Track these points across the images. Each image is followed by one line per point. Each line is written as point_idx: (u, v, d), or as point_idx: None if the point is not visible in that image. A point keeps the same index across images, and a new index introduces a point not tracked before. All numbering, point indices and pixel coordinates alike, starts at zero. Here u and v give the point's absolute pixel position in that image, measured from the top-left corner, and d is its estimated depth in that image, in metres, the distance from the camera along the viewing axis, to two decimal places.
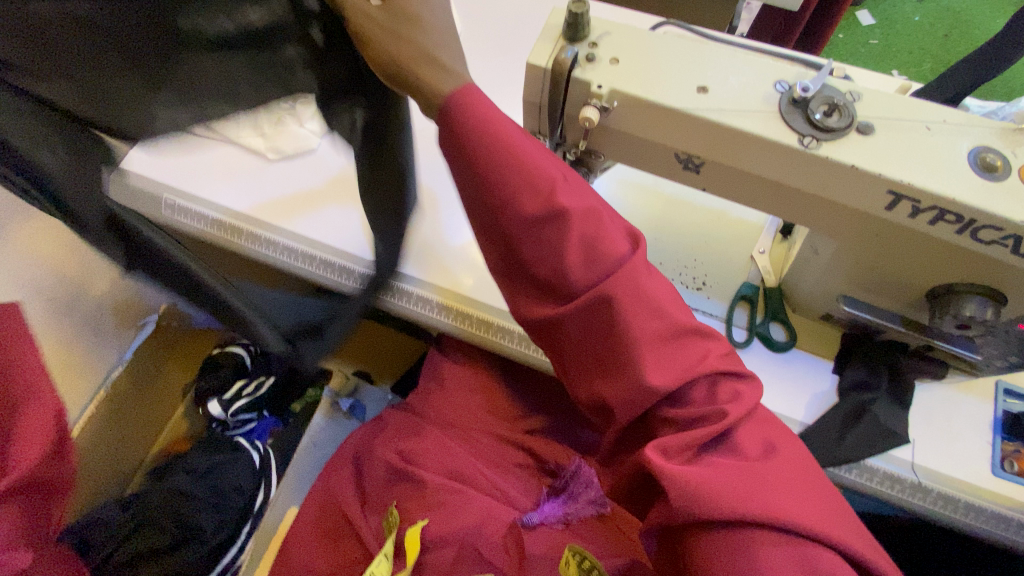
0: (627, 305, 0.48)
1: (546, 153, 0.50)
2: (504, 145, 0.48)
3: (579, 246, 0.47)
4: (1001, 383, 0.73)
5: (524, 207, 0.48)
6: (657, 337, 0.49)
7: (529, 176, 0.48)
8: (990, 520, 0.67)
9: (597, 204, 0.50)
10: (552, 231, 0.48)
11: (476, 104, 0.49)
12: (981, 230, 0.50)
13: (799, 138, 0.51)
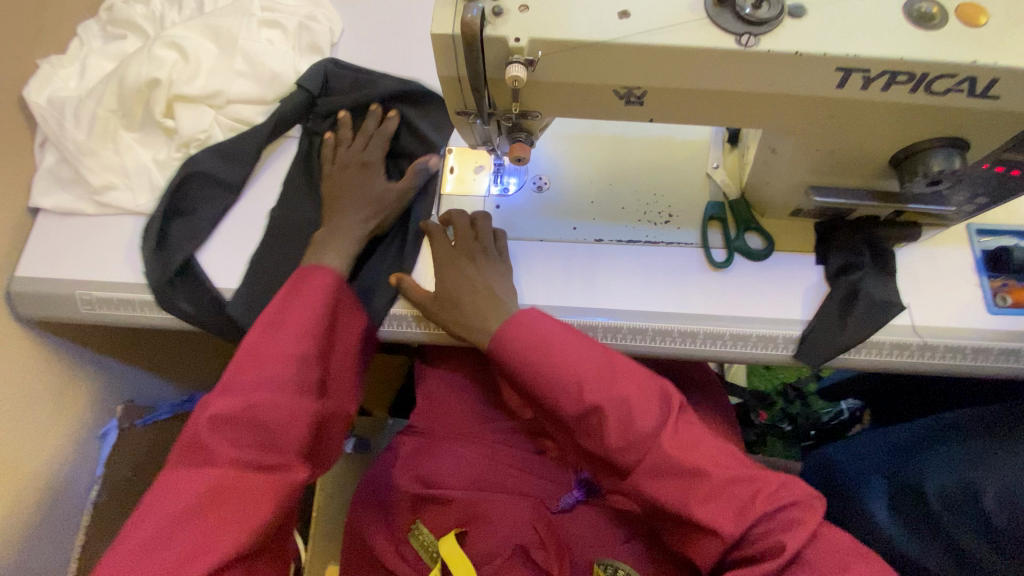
0: (669, 480, 0.58)
1: (580, 346, 0.63)
2: (545, 355, 0.62)
3: (620, 430, 0.59)
4: (973, 226, 0.75)
5: (568, 408, 0.61)
6: (706, 498, 0.57)
7: (564, 379, 0.61)
8: (997, 357, 0.70)
9: (624, 387, 0.61)
10: (594, 422, 0.61)
11: (519, 323, 0.64)
12: (935, 81, 0.49)
13: (736, 38, 0.48)
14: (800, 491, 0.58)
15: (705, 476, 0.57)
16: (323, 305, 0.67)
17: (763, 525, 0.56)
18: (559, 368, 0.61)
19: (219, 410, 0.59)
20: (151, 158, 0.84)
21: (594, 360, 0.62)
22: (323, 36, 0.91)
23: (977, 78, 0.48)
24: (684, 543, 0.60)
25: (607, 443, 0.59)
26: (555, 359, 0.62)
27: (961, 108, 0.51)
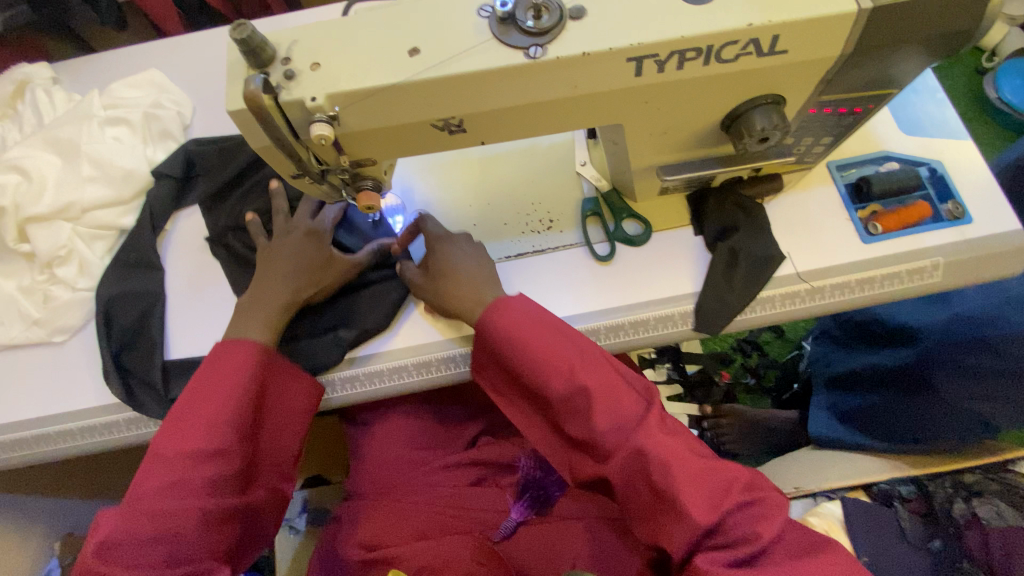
0: (653, 461, 0.57)
1: (567, 335, 0.62)
2: (522, 339, 0.61)
3: (608, 414, 0.58)
4: (832, 164, 0.77)
5: (555, 385, 0.60)
6: (688, 478, 0.56)
7: (553, 362, 0.60)
8: (881, 284, 0.73)
9: (612, 374, 0.61)
10: (581, 404, 0.59)
11: (506, 308, 0.63)
12: (723, 50, 0.50)
13: (524, 51, 0.48)
14: (762, 490, 0.58)
15: (687, 462, 0.57)
16: (230, 391, 0.62)
17: (731, 519, 0.56)
18: (546, 347, 0.61)
19: (111, 532, 0.56)
20: (16, 287, 0.80)
21: (580, 348, 0.62)
22: (173, 120, 0.89)
23: (760, 38, 0.49)
24: (651, 530, 0.59)
25: (591, 423, 0.58)
26: (539, 343, 0.61)
27: (762, 68, 0.53)
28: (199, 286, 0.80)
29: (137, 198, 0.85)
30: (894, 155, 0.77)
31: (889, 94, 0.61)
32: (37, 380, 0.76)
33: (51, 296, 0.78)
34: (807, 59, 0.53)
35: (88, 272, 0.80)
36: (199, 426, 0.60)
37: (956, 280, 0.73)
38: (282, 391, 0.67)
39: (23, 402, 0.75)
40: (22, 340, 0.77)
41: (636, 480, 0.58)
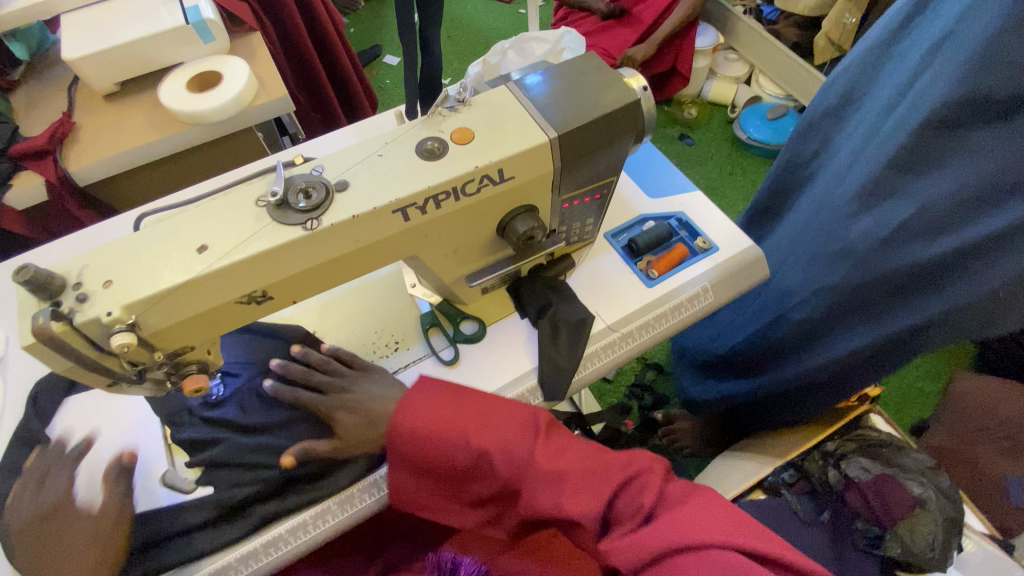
0: (551, 484, 0.62)
1: (487, 416, 0.67)
2: (439, 426, 0.66)
3: (551, 459, 0.64)
4: (608, 234, 0.95)
5: (458, 458, 0.66)
6: (575, 490, 0.61)
7: (443, 434, 0.66)
8: (673, 313, 0.88)
9: (540, 435, 0.66)
10: (522, 470, 0.64)
11: (413, 411, 0.68)
12: (466, 186, 0.64)
13: (302, 225, 0.58)
14: (642, 462, 0.64)
15: (571, 472, 0.63)
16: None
17: (625, 499, 0.61)
18: (437, 424, 0.67)
19: None
20: None
21: (504, 422, 0.67)
22: None
23: (490, 172, 0.64)
24: (585, 540, 0.63)
25: (497, 473, 0.65)
26: (432, 425, 0.67)
27: (503, 190, 0.68)
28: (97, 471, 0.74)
29: None
30: (648, 215, 0.97)
31: (612, 180, 0.79)
32: None
33: None
34: (533, 176, 0.68)
35: None
36: None
37: (724, 295, 0.92)
38: None
39: None
40: None
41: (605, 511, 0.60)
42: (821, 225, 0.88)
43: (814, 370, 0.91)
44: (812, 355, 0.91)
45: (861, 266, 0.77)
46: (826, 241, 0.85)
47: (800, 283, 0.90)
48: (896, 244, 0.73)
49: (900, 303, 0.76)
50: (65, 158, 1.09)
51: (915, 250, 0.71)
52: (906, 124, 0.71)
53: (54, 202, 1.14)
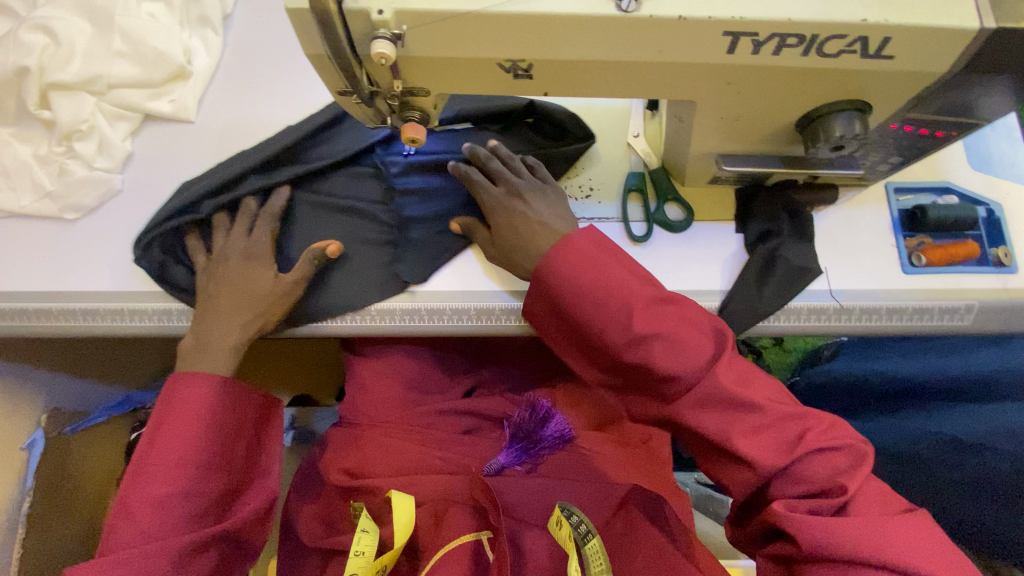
0: (719, 411, 0.51)
1: (638, 278, 0.56)
2: (601, 271, 0.56)
3: (672, 354, 0.52)
4: (891, 184, 0.75)
5: (614, 333, 0.54)
6: (752, 431, 0.50)
7: (612, 305, 0.55)
8: (914, 316, 0.71)
9: (681, 313, 0.54)
10: (653, 348, 0.52)
11: (583, 247, 0.57)
12: (827, 43, 0.46)
13: (616, 3, 0.44)
14: (845, 435, 0.50)
15: (760, 410, 0.51)
16: (202, 424, 0.63)
17: (812, 464, 0.49)
18: (601, 280, 0.55)
19: (139, 502, 0.59)
20: (31, 154, 0.77)
21: (647, 289, 0.55)
22: (213, 7, 0.84)
23: (869, 38, 0.46)
24: (713, 468, 0.54)
25: (665, 366, 0.52)
26: (606, 287, 0.55)
27: (861, 70, 0.49)
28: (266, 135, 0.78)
29: (166, 84, 0.81)
30: (955, 188, 0.74)
31: (979, 123, 0.57)
32: (42, 255, 0.74)
33: (66, 170, 0.75)
34: (908, 69, 0.49)
35: (107, 153, 0.77)
36: (174, 439, 0.62)
37: (984, 326, 0.72)
38: (183, 396, 0.64)
39: (28, 272, 0.74)
40: (33, 210, 0.75)
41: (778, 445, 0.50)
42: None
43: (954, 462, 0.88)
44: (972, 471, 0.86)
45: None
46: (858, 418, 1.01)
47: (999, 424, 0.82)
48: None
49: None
50: None
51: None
52: None
53: None
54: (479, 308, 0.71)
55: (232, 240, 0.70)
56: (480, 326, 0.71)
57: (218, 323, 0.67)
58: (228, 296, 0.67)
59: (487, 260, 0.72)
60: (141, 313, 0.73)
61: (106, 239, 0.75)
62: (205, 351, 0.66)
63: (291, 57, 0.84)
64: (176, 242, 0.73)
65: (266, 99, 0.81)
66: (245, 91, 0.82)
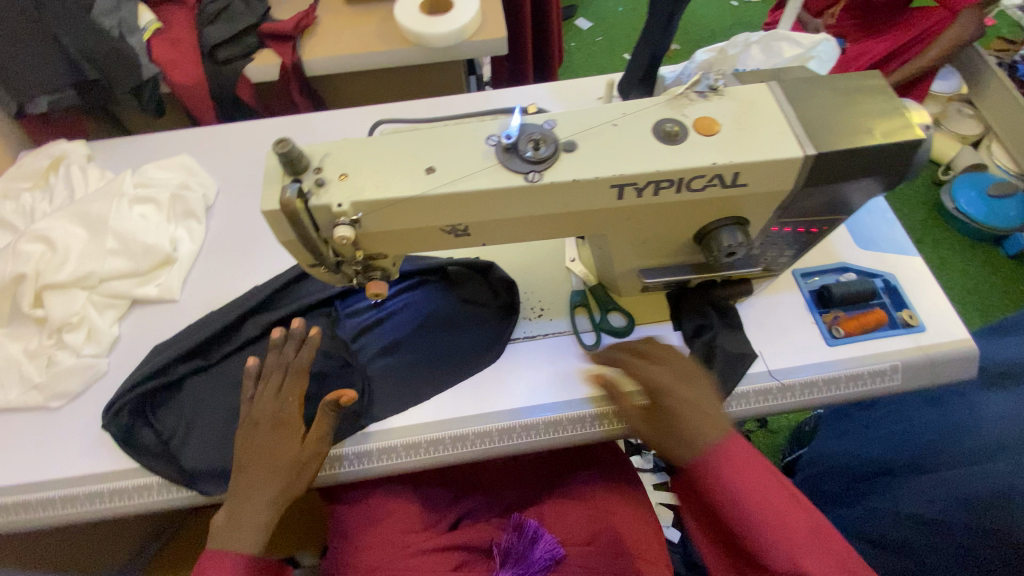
0: None
1: (776, 485, 0.58)
2: (747, 477, 0.58)
3: (822, 564, 0.54)
4: (797, 271, 0.87)
5: (759, 531, 0.56)
6: None
7: (759, 513, 0.56)
8: (848, 382, 0.78)
9: (833, 551, 0.55)
10: (789, 560, 0.54)
11: (736, 454, 0.59)
12: (693, 181, 0.59)
13: (525, 175, 0.56)
14: None
15: None
16: None
17: None
18: (750, 488, 0.57)
19: None
20: (22, 350, 0.83)
21: (800, 515, 0.57)
22: (197, 201, 0.97)
23: (723, 174, 0.59)
24: None
25: None
26: (749, 493, 0.57)
27: (727, 196, 0.62)
28: (233, 300, 0.87)
29: (153, 271, 0.90)
30: (851, 266, 0.86)
31: (839, 219, 0.71)
32: (25, 445, 0.77)
33: (55, 361, 0.80)
34: (762, 191, 0.62)
35: (96, 339, 0.84)
36: None
37: (912, 382, 0.80)
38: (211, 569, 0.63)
39: (10, 466, 0.75)
40: (20, 403, 0.79)
41: None
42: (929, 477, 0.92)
43: (881, 508, 0.98)
44: (878, 507, 0.97)
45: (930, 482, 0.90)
46: (860, 507, 1.04)
47: (912, 489, 0.93)
48: (930, 491, 0.89)
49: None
50: (301, 46, 1.13)
51: (967, 488, 0.83)
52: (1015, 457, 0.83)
53: (278, 84, 1.19)
54: (450, 437, 0.75)
55: (261, 401, 0.70)
56: (452, 454, 0.75)
57: (249, 497, 0.66)
58: (263, 463, 0.67)
59: (457, 390, 0.78)
60: (123, 491, 0.74)
61: (91, 420, 0.78)
62: (235, 531, 0.65)
63: (264, 233, 0.96)
64: (145, 405, 0.77)
65: (244, 271, 0.91)
66: (221, 266, 0.92)
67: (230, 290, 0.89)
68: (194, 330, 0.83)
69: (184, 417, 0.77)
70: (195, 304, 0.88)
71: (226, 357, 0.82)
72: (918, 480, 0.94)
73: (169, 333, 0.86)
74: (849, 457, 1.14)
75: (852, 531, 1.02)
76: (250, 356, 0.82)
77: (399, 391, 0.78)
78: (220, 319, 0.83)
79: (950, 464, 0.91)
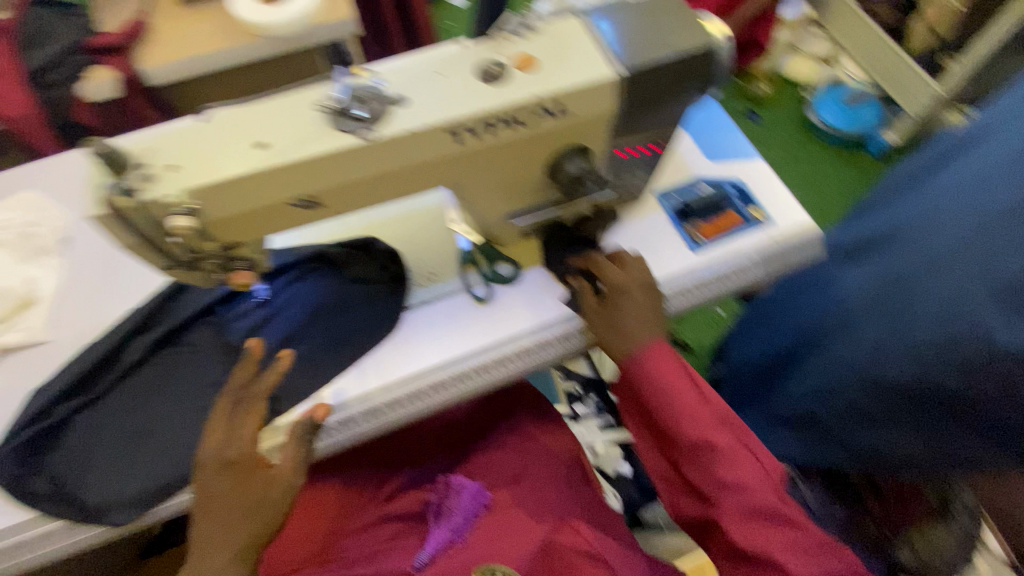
0: (758, 522, 0.64)
1: (703, 405, 0.69)
2: (676, 396, 0.69)
3: (733, 468, 0.65)
4: (658, 191, 0.93)
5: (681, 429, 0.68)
6: (772, 531, 0.63)
7: (680, 411, 0.68)
8: (714, 281, 0.87)
9: (742, 451, 0.67)
10: (703, 450, 0.66)
11: (661, 359, 0.70)
12: (522, 116, 0.62)
13: (357, 135, 0.57)
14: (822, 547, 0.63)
15: (783, 520, 0.63)
16: None
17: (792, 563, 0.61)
18: (675, 395, 0.69)
19: None
20: None
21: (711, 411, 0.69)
22: (50, 236, 0.91)
23: (548, 104, 0.62)
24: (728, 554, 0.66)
25: (707, 470, 0.66)
26: (674, 398, 0.69)
27: (560, 125, 0.66)
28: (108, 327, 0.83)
29: (14, 317, 0.84)
30: (704, 178, 0.94)
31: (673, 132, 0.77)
32: None
33: None
34: (591, 115, 0.66)
35: None
36: None
37: (768, 270, 0.89)
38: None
39: None
40: None
41: (761, 532, 0.63)
42: (818, 350, 0.99)
43: (789, 391, 1.06)
44: (789, 392, 1.06)
45: (821, 357, 0.98)
46: (776, 396, 1.13)
47: (809, 368, 1.01)
48: (821, 363, 0.98)
49: (938, 428, 0.80)
50: (137, 57, 1.07)
51: (849, 350, 0.91)
52: (866, 304, 0.90)
53: (124, 102, 1.12)
54: (365, 411, 0.77)
55: (214, 441, 0.67)
56: (388, 420, 0.79)
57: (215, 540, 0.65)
58: (232, 509, 0.65)
59: (365, 364, 0.79)
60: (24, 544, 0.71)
61: None
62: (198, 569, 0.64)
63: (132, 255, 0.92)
64: (29, 454, 0.73)
65: (115, 296, 0.87)
66: (90, 297, 0.87)
67: (104, 319, 0.85)
68: (70, 367, 0.79)
69: (74, 455, 0.74)
70: (68, 341, 0.84)
71: (110, 386, 0.78)
72: (813, 360, 1.00)
73: (44, 375, 0.81)
74: (753, 355, 1.23)
75: (777, 425, 1.11)
76: (137, 379, 0.79)
77: (301, 378, 0.78)
78: (96, 350, 0.79)
79: (829, 335, 0.97)
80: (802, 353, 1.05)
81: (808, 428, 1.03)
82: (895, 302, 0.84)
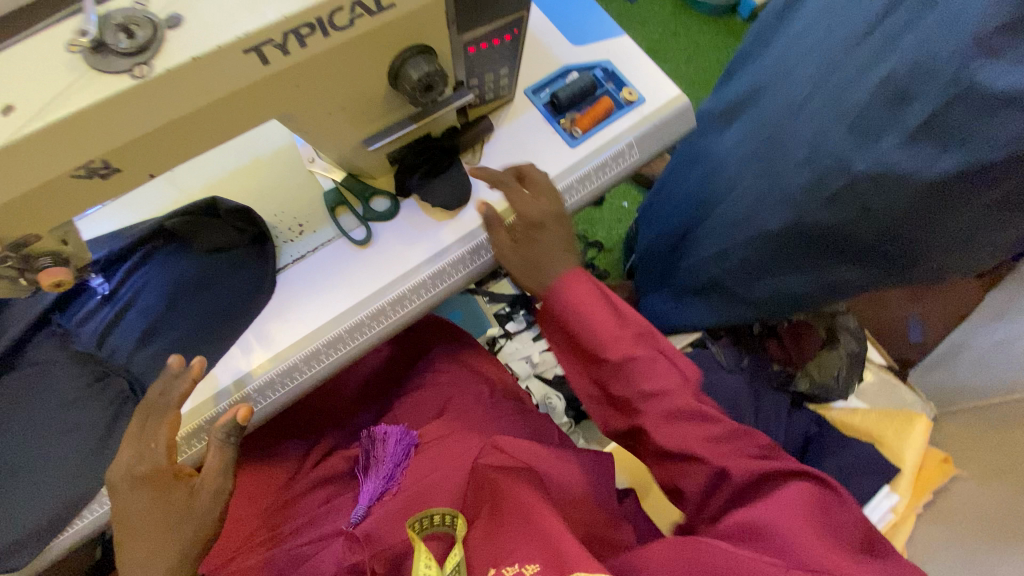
0: (684, 424, 0.63)
1: (626, 317, 0.68)
2: (586, 314, 0.66)
3: (654, 377, 0.64)
4: (528, 89, 0.87)
5: (605, 348, 0.66)
6: (717, 442, 0.63)
7: (594, 327, 0.66)
8: (598, 173, 0.85)
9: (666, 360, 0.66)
10: (634, 367, 0.65)
11: (574, 282, 0.68)
12: (335, 17, 0.53)
13: (129, 73, 0.47)
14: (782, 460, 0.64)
15: (717, 424, 0.64)
16: None
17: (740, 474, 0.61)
18: (590, 315, 0.66)
19: None
20: None
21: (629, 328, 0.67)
22: None
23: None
24: (671, 476, 0.65)
25: (635, 384, 0.65)
26: (590, 319, 0.66)
27: (387, 21, 0.56)
28: None
29: None
30: (571, 67, 0.89)
31: None
32: None
33: None
34: (422, 6, 0.57)
35: None
36: None
37: (649, 149, 0.88)
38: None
39: None
40: None
41: (707, 448, 0.62)
42: (710, 216, 1.01)
43: (690, 264, 1.08)
44: (691, 265, 1.08)
45: (715, 223, 0.99)
46: (677, 273, 1.15)
47: (705, 236, 1.03)
48: (716, 229, 0.99)
49: (823, 262, 0.85)
50: None
51: (740, 211, 0.92)
52: (748, 162, 0.90)
53: None
54: (270, 379, 0.72)
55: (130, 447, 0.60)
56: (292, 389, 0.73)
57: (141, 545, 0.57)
58: (154, 518, 0.58)
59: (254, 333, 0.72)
60: None
61: None
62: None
63: None
64: None
65: None
66: None
67: None
68: None
69: None
70: None
71: None
72: (708, 226, 1.02)
73: None
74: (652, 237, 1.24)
75: (684, 295, 1.14)
76: None
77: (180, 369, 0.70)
78: None
79: (720, 197, 0.98)
80: (696, 223, 1.06)
81: (713, 293, 1.07)
82: (770, 153, 0.84)
